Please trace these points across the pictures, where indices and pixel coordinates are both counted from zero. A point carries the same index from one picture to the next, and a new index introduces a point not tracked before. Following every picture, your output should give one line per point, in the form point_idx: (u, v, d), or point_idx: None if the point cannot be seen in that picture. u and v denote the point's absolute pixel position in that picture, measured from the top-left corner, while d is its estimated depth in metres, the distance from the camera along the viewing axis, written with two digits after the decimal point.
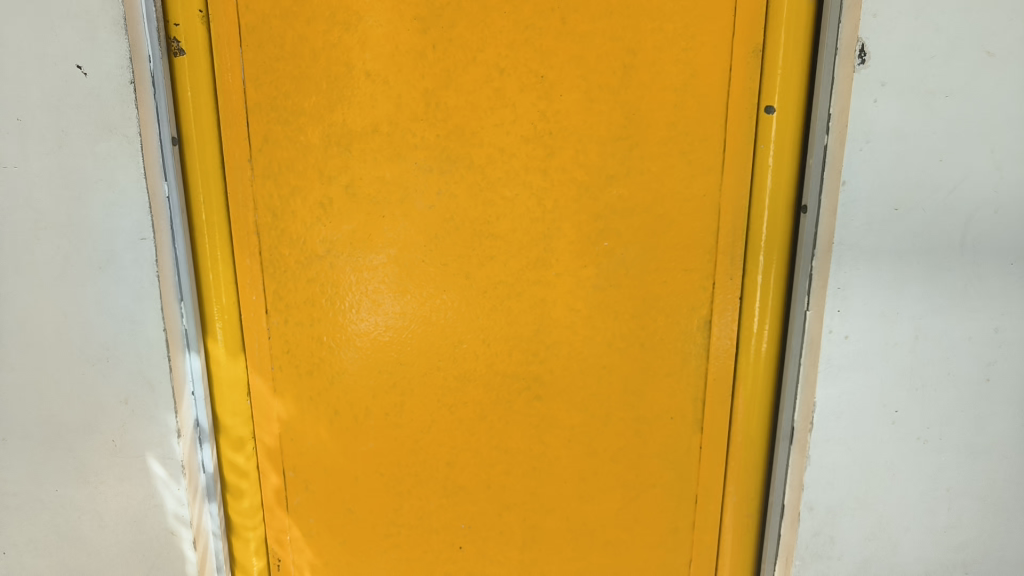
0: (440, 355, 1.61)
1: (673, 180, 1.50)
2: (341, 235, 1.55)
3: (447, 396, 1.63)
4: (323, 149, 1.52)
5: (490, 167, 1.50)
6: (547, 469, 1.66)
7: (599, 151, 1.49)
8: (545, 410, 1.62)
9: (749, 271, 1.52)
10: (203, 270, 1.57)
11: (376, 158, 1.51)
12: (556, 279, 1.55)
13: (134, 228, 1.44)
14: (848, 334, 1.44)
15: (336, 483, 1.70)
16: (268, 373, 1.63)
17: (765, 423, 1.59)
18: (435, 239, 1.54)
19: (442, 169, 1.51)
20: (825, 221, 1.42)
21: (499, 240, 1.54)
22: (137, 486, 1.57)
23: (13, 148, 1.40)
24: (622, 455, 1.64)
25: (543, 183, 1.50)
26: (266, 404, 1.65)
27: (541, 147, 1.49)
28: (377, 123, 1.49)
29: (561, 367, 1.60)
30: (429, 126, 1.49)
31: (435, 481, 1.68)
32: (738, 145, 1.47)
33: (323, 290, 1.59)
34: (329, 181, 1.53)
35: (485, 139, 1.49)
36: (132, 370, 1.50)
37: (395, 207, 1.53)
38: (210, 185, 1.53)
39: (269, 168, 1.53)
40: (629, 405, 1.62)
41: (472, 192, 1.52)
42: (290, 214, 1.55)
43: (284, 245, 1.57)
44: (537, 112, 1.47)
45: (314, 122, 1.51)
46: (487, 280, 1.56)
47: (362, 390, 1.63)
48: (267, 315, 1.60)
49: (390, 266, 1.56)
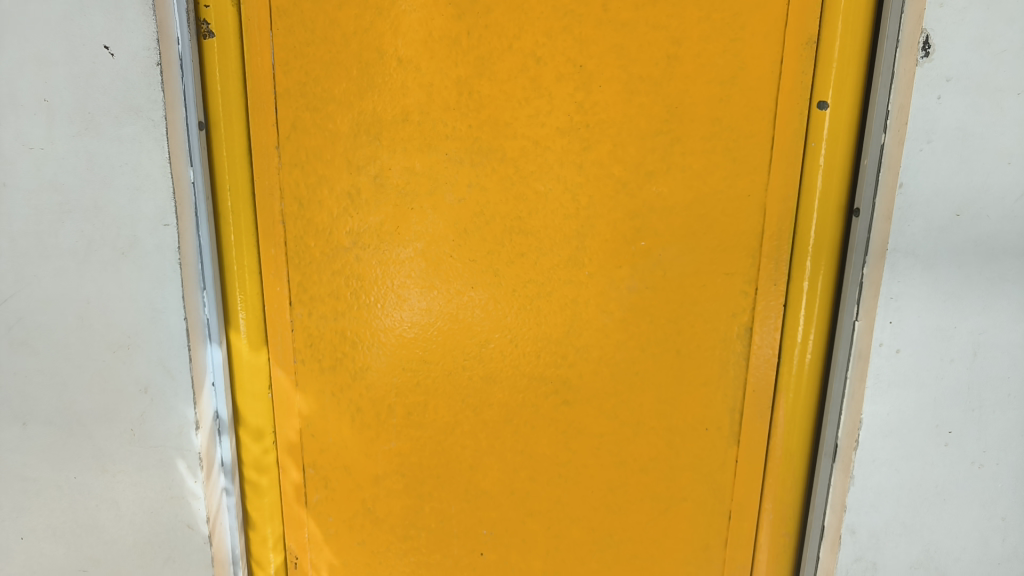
0: (466, 354, 1.55)
1: (716, 179, 1.42)
2: (368, 226, 1.50)
3: (471, 396, 1.57)
4: (352, 137, 1.47)
5: (523, 160, 1.44)
6: (574, 476, 1.59)
7: (638, 146, 1.41)
8: (573, 415, 1.56)
9: (794, 276, 1.43)
10: (227, 259, 1.53)
11: (406, 148, 1.46)
12: (589, 279, 1.48)
13: (157, 214, 1.42)
14: (899, 348, 1.35)
15: (356, 482, 1.65)
16: (290, 366, 1.60)
17: (805, 438, 1.51)
18: (464, 234, 1.49)
19: (473, 161, 1.45)
20: (879, 226, 1.32)
21: (531, 237, 1.47)
22: (155, 476, 1.55)
23: (39, 130, 1.38)
24: (652, 465, 1.57)
25: (579, 178, 1.44)
26: (287, 398, 1.62)
27: (577, 140, 1.42)
28: (407, 111, 1.44)
29: (591, 371, 1.53)
30: (461, 116, 1.43)
31: (457, 484, 1.62)
32: (787, 143, 1.38)
33: (348, 284, 1.54)
34: (358, 171, 1.48)
35: (519, 131, 1.43)
36: (152, 358, 1.49)
37: (423, 200, 1.48)
38: (235, 171, 1.49)
39: (297, 156, 1.49)
40: (662, 413, 1.54)
41: (504, 185, 1.45)
42: (317, 204, 1.51)
43: (310, 235, 1.53)
44: (574, 103, 1.41)
45: (343, 109, 1.46)
46: (516, 278, 1.50)
47: (385, 387, 1.59)
48: (291, 307, 1.56)
49: (417, 260, 1.51)
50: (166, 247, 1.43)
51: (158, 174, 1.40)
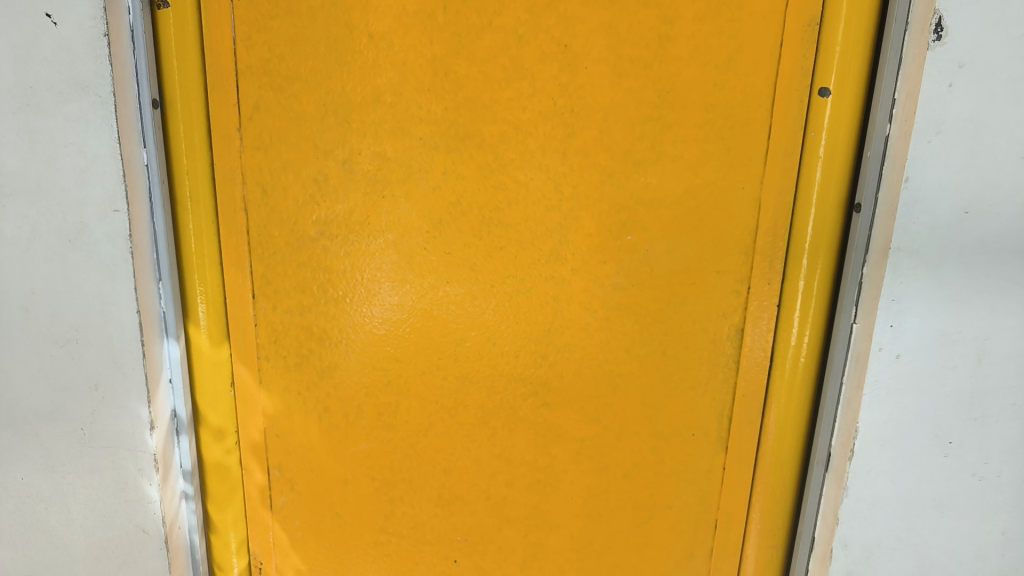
0: (440, 353, 1.46)
1: (708, 170, 1.33)
2: (336, 215, 1.40)
3: (446, 397, 1.48)
4: (319, 120, 1.37)
5: (502, 147, 1.34)
6: (553, 482, 1.51)
7: (626, 133, 1.32)
8: (553, 419, 1.47)
9: (790, 274, 1.35)
10: (184, 248, 1.43)
11: (377, 132, 1.36)
12: (571, 275, 1.39)
13: (106, 199, 1.31)
14: (900, 354, 1.27)
15: (323, 485, 1.56)
16: (254, 363, 1.50)
17: (798, 446, 1.42)
18: (439, 225, 1.39)
19: (449, 147, 1.35)
20: (882, 223, 1.24)
21: (510, 229, 1.38)
22: (107, 478, 1.45)
23: None
24: (636, 471, 1.49)
25: (562, 167, 1.34)
26: (251, 396, 1.52)
27: (560, 126, 1.32)
28: (378, 92, 1.34)
29: (572, 372, 1.44)
30: (436, 98, 1.33)
31: (430, 488, 1.54)
32: (785, 133, 1.29)
33: (314, 277, 1.44)
34: (325, 156, 1.38)
35: (498, 115, 1.33)
36: (103, 354, 1.39)
37: (396, 188, 1.38)
38: (194, 154, 1.39)
39: (260, 139, 1.39)
40: (646, 417, 1.46)
41: (482, 174, 1.36)
42: (282, 190, 1.41)
43: (274, 224, 1.43)
44: (558, 86, 1.31)
45: (309, 89, 1.36)
46: (495, 273, 1.41)
47: (355, 386, 1.50)
48: (254, 300, 1.47)
49: (388, 253, 1.42)
50: (116, 235, 1.33)
51: (106, 156, 1.29)
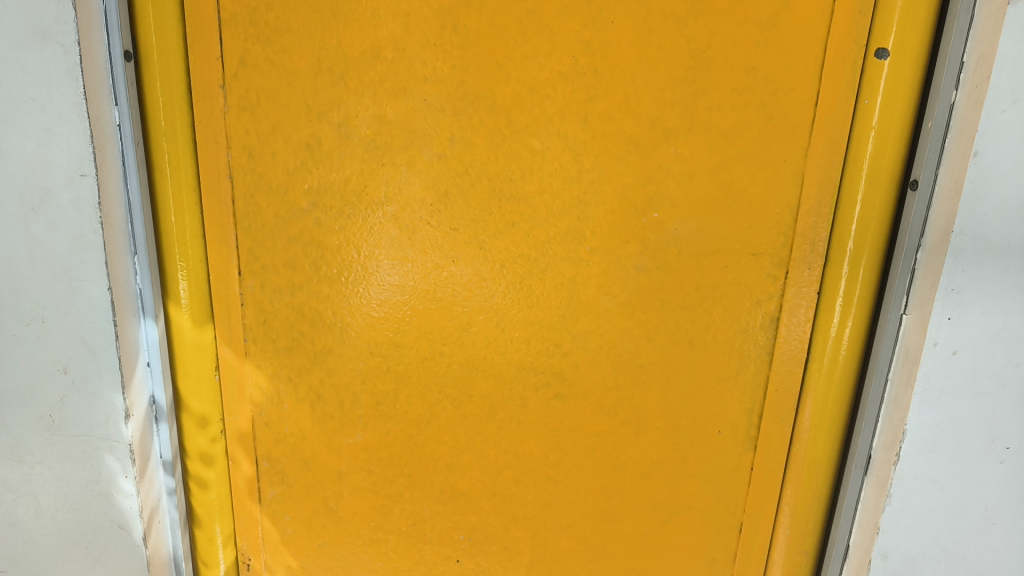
0: (444, 338, 1.33)
1: (747, 141, 1.18)
2: (330, 184, 1.27)
3: (449, 386, 1.36)
4: (312, 78, 1.22)
5: (516, 111, 1.20)
6: (565, 480, 1.39)
7: (656, 98, 1.17)
8: (566, 412, 1.35)
9: (832, 259, 1.22)
10: (162, 219, 1.30)
11: (376, 91, 1.21)
12: (590, 255, 1.26)
13: (71, 162, 1.17)
14: (957, 350, 1.13)
15: (316, 478, 1.44)
16: (240, 345, 1.38)
17: (834, 446, 1.30)
18: (444, 197, 1.25)
19: (456, 110, 1.21)
20: (943, 203, 1.09)
21: (523, 204, 1.24)
22: (79, 468, 1.33)
23: None
24: (655, 470, 1.37)
25: (582, 135, 1.20)
26: (237, 381, 1.40)
27: (582, 88, 1.18)
28: (378, 47, 1.19)
29: (589, 362, 1.32)
30: (443, 55, 1.19)
31: (431, 484, 1.42)
32: (835, 100, 1.15)
33: (306, 252, 1.32)
34: (319, 118, 1.24)
35: (512, 75, 1.18)
36: (72, 334, 1.26)
37: (397, 156, 1.24)
38: (170, 113, 1.25)
39: (246, 98, 1.25)
40: (668, 412, 1.34)
41: (492, 141, 1.22)
42: (271, 157, 1.27)
43: (262, 194, 1.29)
44: (580, 42, 1.16)
45: (301, 43, 1.21)
46: (505, 252, 1.27)
47: (350, 372, 1.38)
48: (240, 278, 1.34)
49: (388, 228, 1.28)
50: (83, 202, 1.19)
51: (71, 113, 1.15)
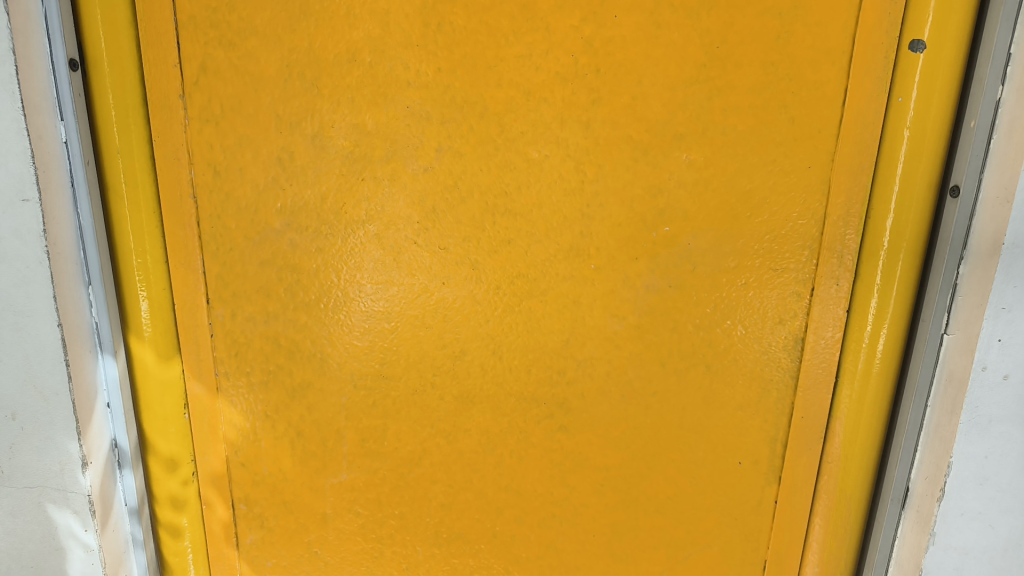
0: (435, 369, 1.21)
1: (767, 145, 1.06)
2: (305, 201, 1.14)
3: (442, 420, 1.24)
4: (282, 84, 1.10)
5: (510, 117, 1.08)
6: (571, 518, 1.27)
7: (665, 100, 1.05)
8: (571, 445, 1.24)
9: (862, 274, 1.10)
10: (120, 244, 1.17)
11: (354, 98, 1.09)
12: (595, 274, 1.14)
13: (11, 186, 1.04)
14: (1007, 374, 1.03)
15: (298, 522, 1.32)
16: (212, 381, 1.25)
17: (865, 476, 1.19)
18: (433, 214, 1.13)
19: (443, 117, 1.08)
20: (989, 210, 0.99)
21: (520, 219, 1.12)
22: (32, 524, 1.20)
23: None
24: (670, 505, 1.25)
25: (584, 142, 1.08)
26: (209, 420, 1.27)
27: (583, 90, 1.05)
28: (355, 49, 1.07)
29: (595, 391, 1.20)
30: (427, 56, 1.06)
31: (425, 526, 1.30)
32: (866, 98, 1.02)
33: (280, 277, 1.19)
34: (291, 130, 1.11)
35: (505, 78, 1.06)
36: (19, 377, 1.13)
37: (378, 169, 1.12)
38: (124, 127, 1.12)
39: (209, 109, 1.12)
40: (684, 443, 1.22)
41: (484, 151, 1.09)
42: (238, 173, 1.14)
43: (230, 214, 1.17)
44: (580, 39, 1.04)
45: (269, 46, 1.08)
46: (501, 272, 1.15)
47: (333, 407, 1.25)
48: (209, 306, 1.21)
49: (371, 248, 1.16)
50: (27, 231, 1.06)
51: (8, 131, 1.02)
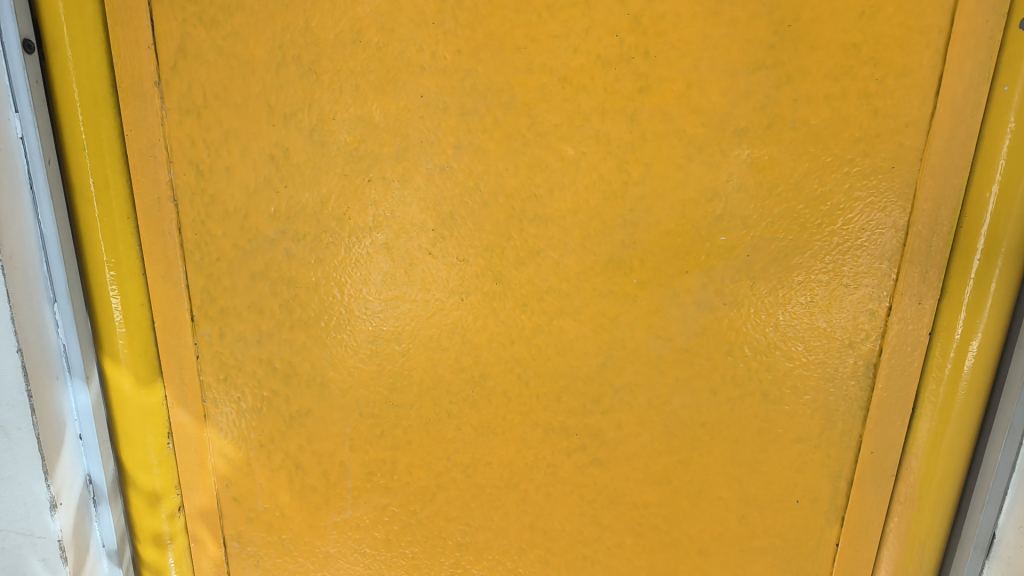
0: (452, 396, 1.06)
1: (845, 141, 0.90)
2: (303, 206, 0.99)
3: (460, 452, 1.09)
4: (274, 70, 0.94)
5: (541, 108, 0.91)
6: (604, 560, 1.13)
7: (727, 88, 0.89)
8: (605, 481, 1.09)
9: (949, 292, 0.94)
10: (90, 255, 1.02)
11: (359, 86, 0.93)
12: (637, 290, 0.99)
13: None
14: None
15: (298, 562, 1.18)
16: (198, 408, 1.10)
17: (942, 520, 1.04)
18: (450, 220, 0.97)
19: (463, 108, 0.92)
20: None
21: (551, 227, 0.96)
22: None
23: None
24: (716, 547, 1.11)
25: (629, 138, 0.92)
26: (196, 451, 1.13)
27: (628, 77, 0.89)
28: (360, 29, 0.91)
29: (635, 421, 1.06)
30: (443, 36, 0.90)
31: (439, 566, 1.16)
32: (964, 87, 0.86)
33: (275, 291, 1.04)
34: (285, 123, 0.96)
35: (536, 61, 0.89)
36: None
37: (387, 169, 0.96)
38: (92, 121, 0.96)
39: (189, 98, 0.96)
40: (734, 479, 1.07)
41: (510, 148, 0.93)
42: (224, 173, 0.99)
43: (216, 219, 1.01)
44: (626, 16, 0.87)
45: (258, 24, 0.92)
46: (528, 287, 1.00)
47: (336, 438, 1.11)
48: (194, 325, 1.07)
49: (379, 260, 1.01)
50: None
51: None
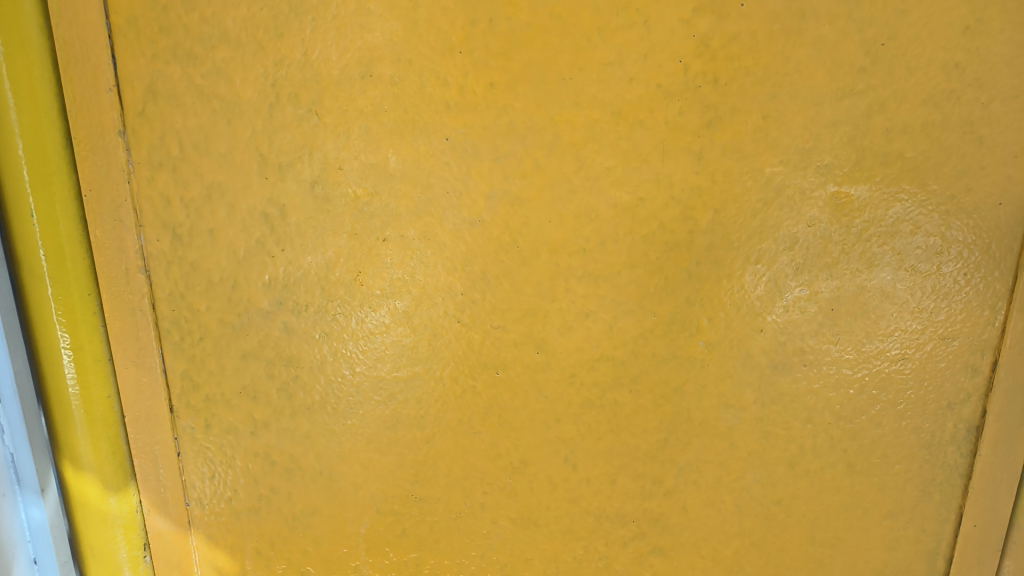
0: (487, 486, 0.90)
1: (944, 175, 0.78)
2: (303, 273, 0.83)
3: (497, 550, 0.93)
4: (265, 113, 0.78)
5: (592, 149, 0.76)
6: None
7: (809, 119, 0.75)
8: (668, 571, 0.94)
9: None
10: (43, 342, 0.84)
11: (371, 130, 0.77)
12: (705, 353, 0.85)
13: None
14: None
15: None
16: (181, 513, 0.93)
17: None
18: (482, 283, 0.82)
19: (497, 152, 0.76)
20: None
21: (604, 286, 0.81)
22: None
23: None
24: None
25: (694, 180, 0.77)
26: (180, 562, 0.95)
27: (695, 109, 0.75)
28: (370, 61, 0.75)
29: (701, 501, 0.91)
30: (473, 67, 0.74)
31: None
32: None
33: (271, 373, 0.87)
34: (280, 176, 0.80)
35: (586, 94, 0.75)
36: None
37: (405, 226, 0.80)
38: (41, 184, 0.78)
39: (162, 149, 0.79)
40: (815, 562, 0.93)
41: (555, 197, 0.78)
42: (207, 237, 0.82)
43: (198, 292, 0.84)
44: (692, 38, 0.73)
45: (244, 58, 0.76)
46: (576, 356, 0.85)
47: (350, 540, 0.93)
48: (173, 416, 0.89)
49: (396, 331, 0.85)
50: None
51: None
